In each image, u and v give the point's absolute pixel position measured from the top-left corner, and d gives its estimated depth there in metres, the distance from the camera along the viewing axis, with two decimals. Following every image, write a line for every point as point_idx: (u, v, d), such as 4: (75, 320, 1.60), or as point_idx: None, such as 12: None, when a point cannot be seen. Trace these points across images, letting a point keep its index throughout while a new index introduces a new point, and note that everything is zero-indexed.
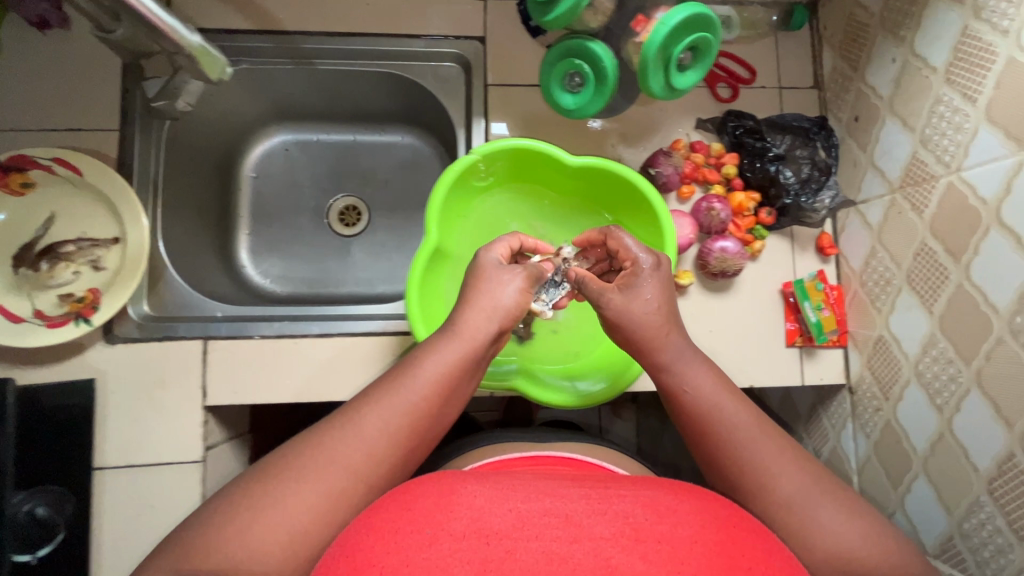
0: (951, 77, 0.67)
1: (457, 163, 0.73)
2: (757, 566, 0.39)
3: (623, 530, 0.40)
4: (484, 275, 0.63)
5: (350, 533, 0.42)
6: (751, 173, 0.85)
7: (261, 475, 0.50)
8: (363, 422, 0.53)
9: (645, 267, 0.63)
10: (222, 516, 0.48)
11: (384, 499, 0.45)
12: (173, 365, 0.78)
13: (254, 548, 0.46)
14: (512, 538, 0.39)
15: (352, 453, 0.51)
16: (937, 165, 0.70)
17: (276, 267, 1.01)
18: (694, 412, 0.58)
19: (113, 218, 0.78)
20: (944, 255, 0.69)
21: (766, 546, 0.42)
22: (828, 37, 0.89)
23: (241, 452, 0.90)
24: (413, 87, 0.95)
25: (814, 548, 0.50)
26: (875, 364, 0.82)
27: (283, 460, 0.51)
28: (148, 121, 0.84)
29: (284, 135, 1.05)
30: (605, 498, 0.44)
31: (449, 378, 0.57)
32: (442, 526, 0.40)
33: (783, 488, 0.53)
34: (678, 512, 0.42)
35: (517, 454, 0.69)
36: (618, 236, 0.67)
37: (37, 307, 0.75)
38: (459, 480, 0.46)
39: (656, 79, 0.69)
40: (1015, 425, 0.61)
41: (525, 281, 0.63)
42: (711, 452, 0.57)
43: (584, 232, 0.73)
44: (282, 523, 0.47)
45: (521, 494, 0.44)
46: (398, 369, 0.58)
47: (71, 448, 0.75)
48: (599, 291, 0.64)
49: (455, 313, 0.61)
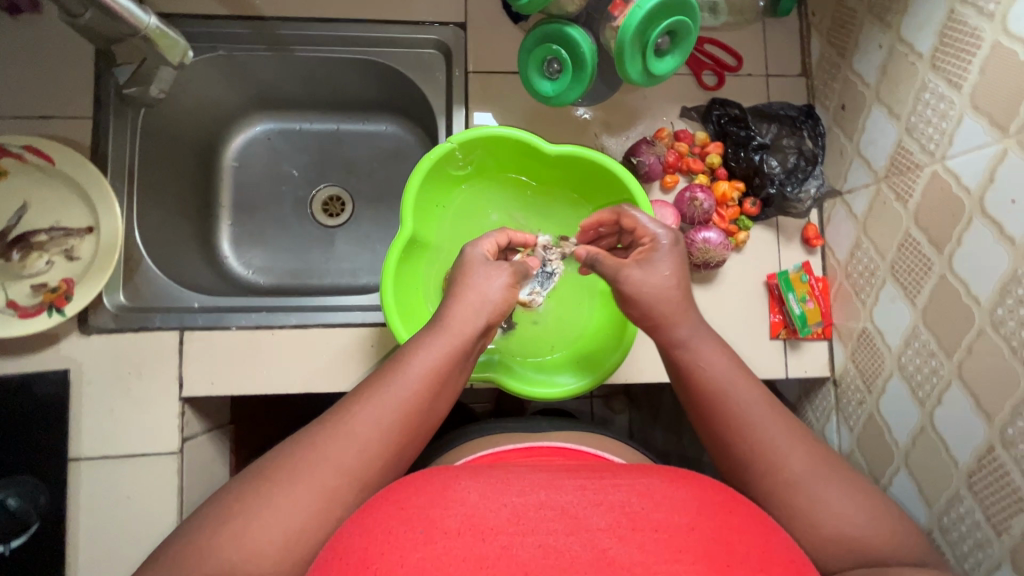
0: (937, 63, 0.66)
1: (433, 152, 0.72)
2: (758, 551, 0.38)
3: (619, 520, 0.39)
4: (471, 270, 0.62)
5: (344, 534, 0.41)
6: (735, 162, 0.84)
7: (249, 481, 0.47)
8: (353, 422, 0.50)
9: (664, 243, 0.63)
10: (204, 522, 0.44)
11: (376, 499, 0.43)
12: (149, 356, 0.78)
13: (251, 550, 0.43)
14: (508, 533, 0.38)
15: (345, 454, 0.48)
16: (922, 154, 0.68)
17: (258, 258, 1.00)
18: (709, 389, 0.57)
19: (87, 207, 0.77)
20: (927, 246, 0.67)
21: (767, 529, 0.41)
22: (816, 24, 0.88)
23: (220, 444, 0.89)
24: (394, 75, 0.93)
25: (823, 525, 0.49)
26: (859, 357, 0.81)
27: (271, 466, 0.47)
28: (122, 108, 0.83)
29: (266, 124, 1.04)
30: (600, 488, 0.42)
31: (443, 372, 0.54)
32: (435, 523, 0.38)
33: (793, 468, 0.52)
34: (675, 498, 0.41)
35: (513, 446, 0.65)
36: (633, 214, 0.66)
37: (10, 297, 0.74)
38: (452, 476, 0.45)
39: (634, 65, 0.68)
40: (995, 418, 0.60)
41: (512, 278, 0.61)
42: (720, 430, 0.56)
43: (593, 214, 0.72)
44: (277, 527, 0.44)
45: (515, 486, 0.43)
46: (387, 366, 0.55)
47: (47, 438, 0.74)
48: (616, 267, 0.63)
49: (442, 308, 0.59)
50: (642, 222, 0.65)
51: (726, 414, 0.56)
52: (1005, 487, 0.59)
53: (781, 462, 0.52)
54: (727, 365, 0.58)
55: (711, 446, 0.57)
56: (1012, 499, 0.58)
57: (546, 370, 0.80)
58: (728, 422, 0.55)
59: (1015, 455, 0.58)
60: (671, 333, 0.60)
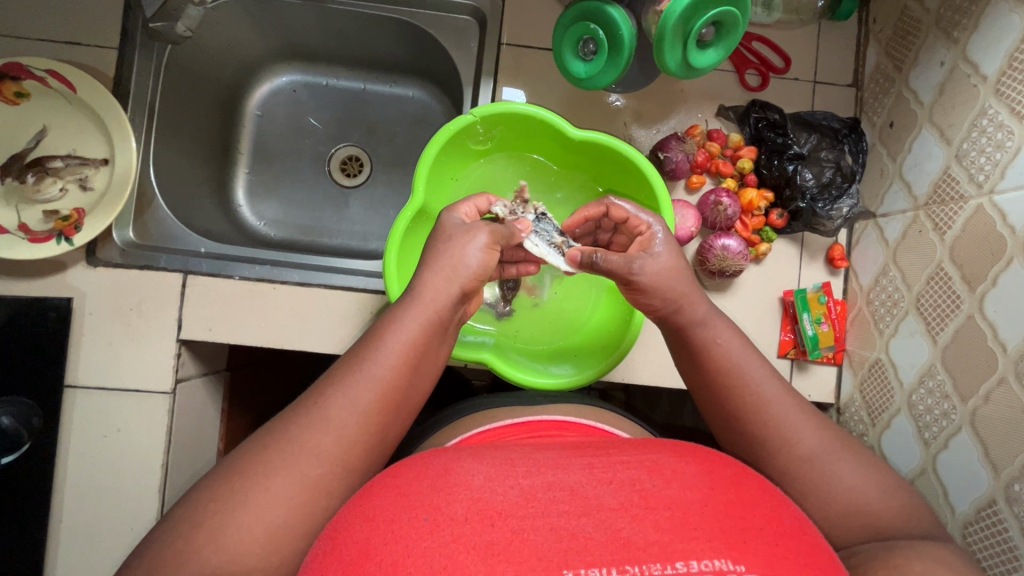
0: (1001, 88, 0.61)
1: (452, 122, 0.69)
2: (770, 523, 0.38)
3: (631, 499, 0.39)
4: (446, 236, 0.59)
5: (342, 523, 0.40)
6: (767, 170, 0.80)
7: (227, 477, 0.45)
8: (330, 405, 0.49)
9: (658, 232, 0.62)
10: (193, 492, 0.46)
11: (375, 484, 0.43)
12: (151, 294, 0.78)
13: (233, 543, 0.42)
14: (517, 517, 0.37)
15: (321, 441, 0.47)
16: (969, 184, 0.63)
17: (271, 210, 1.00)
18: (719, 369, 0.56)
19: (104, 137, 0.77)
20: (959, 282, 0.64)
21: (777, 501, 0.41)
22: (876, 31, 0.82)
23: (214, 389, 0.90)
24: (425, 38, 0.91)
25: (829, 510, 0.50)
26: (867, 388, 0.78)
27: (247, 457, 0.47)
28: (148, 42, 0.83)
29: (293, 75, 1.02)
30: (609, 466, 0.43)
31: (419, 346, 0.54)
32: (441, 510, 0.38)
33: (801, 445, 0.52)
34: (685, 474, 0.42)
35: (510, 421, 0.63)
36: (618, 207, 0.66)
37: (22, 221, 0.74)
38: (453, 460, 0.44)
39: (673, 53, 0.64)
40: (1002, 471, 0.57)
41: (490, 238, 0.59)
42: (732, 408, 0.55)
43: (578, 211, 0.70)
44: (260, 523, 0.43)
45: (520, 467, 0.43)
46: (362, 345, 0.54)
47: (45, 361, 0.75)
48: (626, 260, 0.59)
49: (416, 276, 0.58)
50: (627, 211, 0.65)
51: (739, 392, 0.55)
52: (1003, 544, 0.56)
53: (790, 441, 0.52)
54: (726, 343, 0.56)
55: (721, 426, 0.57)
56: (1008, 557, 0.56)
57: (541, 358, 0.79)
58: (738, 405, 0.54)
59: (1018, 513, 0.55)
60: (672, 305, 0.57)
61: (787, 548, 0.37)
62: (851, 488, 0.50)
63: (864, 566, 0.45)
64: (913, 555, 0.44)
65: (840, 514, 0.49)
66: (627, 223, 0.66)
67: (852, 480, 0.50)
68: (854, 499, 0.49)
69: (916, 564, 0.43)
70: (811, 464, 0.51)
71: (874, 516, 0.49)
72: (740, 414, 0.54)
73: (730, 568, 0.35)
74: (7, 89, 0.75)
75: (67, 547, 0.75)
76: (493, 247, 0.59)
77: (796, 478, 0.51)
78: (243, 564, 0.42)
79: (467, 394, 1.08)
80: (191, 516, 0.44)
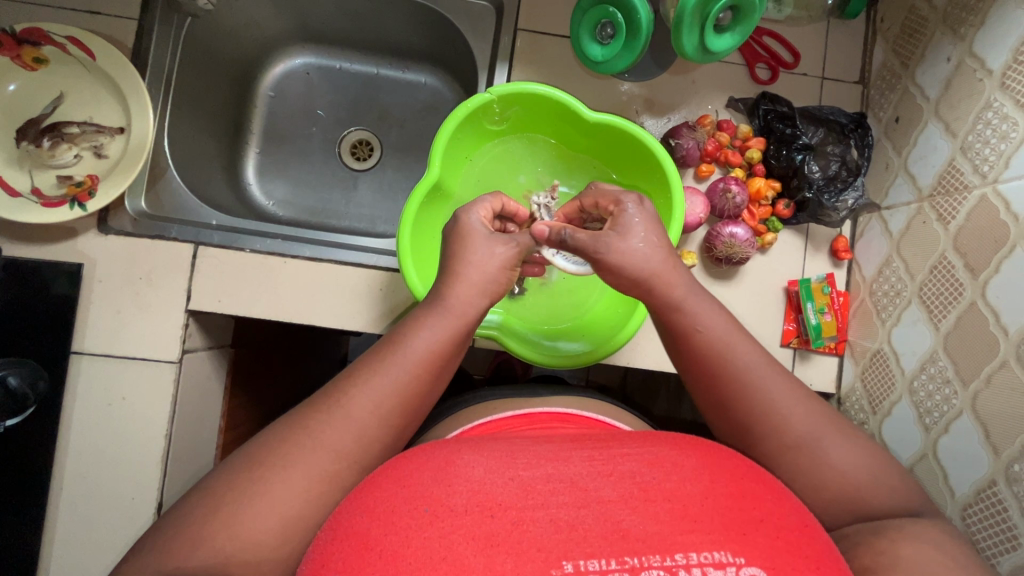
0: (1006, 82, 0.62)
1: (470, 100, 0.71)
2: (770, 517, 0.39)
3: (631, 491, 0.39)
4: (469, 243, 0.58)
5: (344, 513, 0.40)
6: (775, 160, 0.82)
7: (242, 466, 0.46)
8: (352, 391, 0.50)
9: (630, 207, 0.58)
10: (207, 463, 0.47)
11: (377, 475, 0.42)
12: (161, 265, 0.78)
13: (248, 508, 0.44)
14: (517, 509, 0.38)
15: (337, 437, 0.48)
16: (973, 175, 0.65)
17: (280, 190, 1.00)
18: (704, 354, 0.55)
19: (121, 106, 0.77)
20: (962, 271, 0.65)
21: (778, 493, 0.42)
22: (884, 30, 0.84)
23: (219, 366, 0.90)
24: (441, 24, 0.92)
25: (834, 497, 0.49)
26: (868, 377, 0.79)
27: (263, 447, 0.47)
28: (168, 14, 0.83)
29: (307, 57, 1.03)
30: (609, 458, 0.43)
31: (443, 354, 0.54)
32: (442, 502, 0.38)
33: (788, 423, 0.51)
34: (685, 467, 0.42)
35: (512, 413, 0.64)
36: (600, 188, 0.63)
37: (35, 184, 0.75)
38: (453, 449, 0.44)
39: (690, 37, 0.66)
40: (1002, 453, 0.58)
41: (516, 255, 0.59)
42: (728, 397, 0.54)
43: (563, 207, 0.70)
44: (271, 499, 0.44)
45: (521, 458, 0.42)
46: (383, 345, 0.54)
47: (54, 327, 0.75)
48: (592, 239, 0.57)
49: (440, 284, 0.57)
50: (610, 189, 0.62)
51: (736, 376, 0.53)
52: (1002, 522, 0.58)
53: (776, 428, 0.51)
54: (728, 334, 0.55)
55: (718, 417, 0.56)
56: (1007, 534, 0.57)
57: (553, 338, 0.80)
58: (727, 392, 0.54)
59: (1017, 492, 0.56)
60: (679, 293, 0.56)
61: (786, 540, 0.38)
62: (857, 470, 0.50)
63: (862, 546, 0.46)
64: (909, 538, 0.45)
65: (829, 500, 0.50)
66: (602, 203, 0.63)
67: (842, 461, 0.50)
68: (856, 490, 0.49)
69: (912, 549, 0.44)
70: (797, 444, 0.51)
71: (878, 498, 0.49)
72: (728, 396, 0.54)
73: (729, 561, 0.36)
74: (26, 54, 0.75)
75: (67, 519, 0.75)
76: (514, 270, 0.59)
77: (786, 459, 0.51)
78: (258, 550, 0.43)
79: (467, 384, 1.09)
80: (208, 498, 0.45)
